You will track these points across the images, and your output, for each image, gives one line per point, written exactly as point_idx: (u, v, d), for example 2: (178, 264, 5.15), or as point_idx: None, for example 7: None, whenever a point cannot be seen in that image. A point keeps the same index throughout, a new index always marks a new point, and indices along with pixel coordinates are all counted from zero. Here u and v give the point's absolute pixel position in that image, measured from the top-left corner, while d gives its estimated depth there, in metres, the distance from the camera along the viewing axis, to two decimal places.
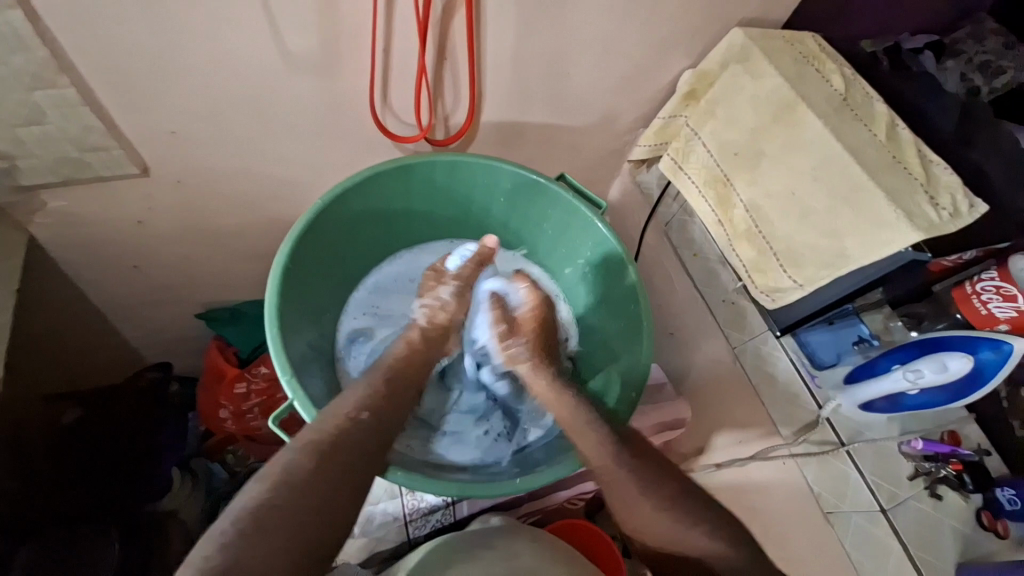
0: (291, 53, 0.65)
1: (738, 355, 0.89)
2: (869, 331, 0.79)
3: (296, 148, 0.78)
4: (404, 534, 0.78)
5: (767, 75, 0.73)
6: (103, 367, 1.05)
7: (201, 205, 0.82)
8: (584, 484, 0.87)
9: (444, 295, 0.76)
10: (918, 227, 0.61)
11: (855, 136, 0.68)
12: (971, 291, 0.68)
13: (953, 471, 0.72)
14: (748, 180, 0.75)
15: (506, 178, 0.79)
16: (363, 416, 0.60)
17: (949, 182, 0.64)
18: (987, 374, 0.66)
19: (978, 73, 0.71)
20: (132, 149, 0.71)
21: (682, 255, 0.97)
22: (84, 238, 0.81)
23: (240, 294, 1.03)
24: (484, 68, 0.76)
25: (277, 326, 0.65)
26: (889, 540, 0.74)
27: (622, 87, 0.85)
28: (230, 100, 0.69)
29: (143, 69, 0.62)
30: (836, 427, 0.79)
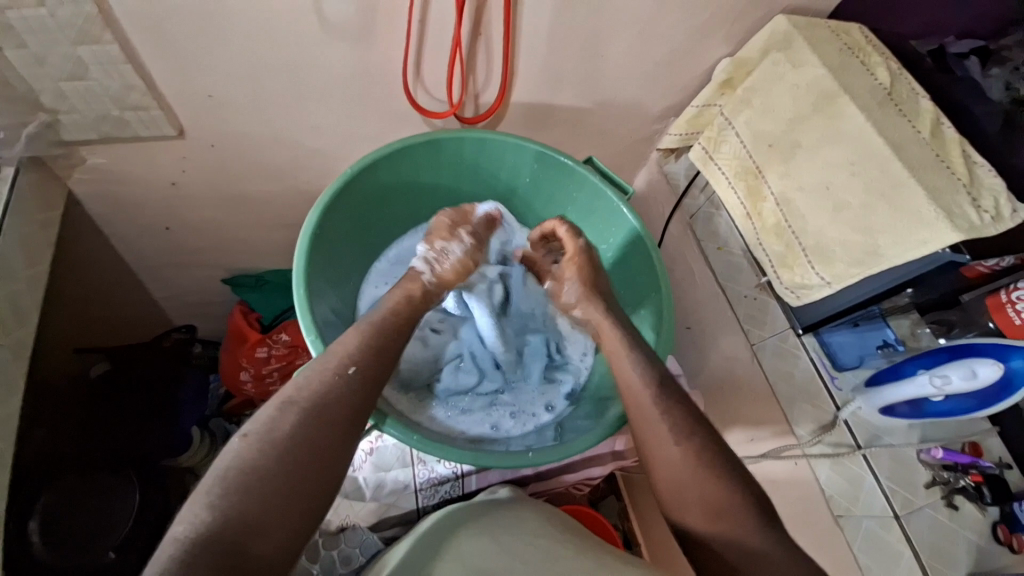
0: (327, 21, 0.66)
1: (757, 352, 0.87)
2: (895, 336, 0.77)
3: (328, 119, 0.79)
4: (413, 503, 0.80)
5: (809, 65, 0.71)
6: (131, 325, 1.08)
7: (232, 170, 0.83)
8: (592, 469, 0.86)
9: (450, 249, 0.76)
10: (957, 227, 0.58)
11: (897, 131, 0.65)
12: (1006, 300, 0.65)
13: (971, 482, 0.70)
14: (781, 172, 0.74)
15: (534, 158, 0.78)
16: (350, 372, 0.57)
17: (993, 185, 0.62)
18: (1018, 383, 0.64)
19: None
20: (169, 110, 0.72)
21: (704, 247, 0.95)
22: (119, 196, 0.83)
23: (264, 263, 1.05)
24: (518, 46, 0.75)
25: (303, 289, 0.66)
26: (900, 547, 0.72)
27: (656, 72, 0.84)
28: (265, 66, 0.69)
29: (184, 29, 0.63)
30: (853, 430, 0.77)
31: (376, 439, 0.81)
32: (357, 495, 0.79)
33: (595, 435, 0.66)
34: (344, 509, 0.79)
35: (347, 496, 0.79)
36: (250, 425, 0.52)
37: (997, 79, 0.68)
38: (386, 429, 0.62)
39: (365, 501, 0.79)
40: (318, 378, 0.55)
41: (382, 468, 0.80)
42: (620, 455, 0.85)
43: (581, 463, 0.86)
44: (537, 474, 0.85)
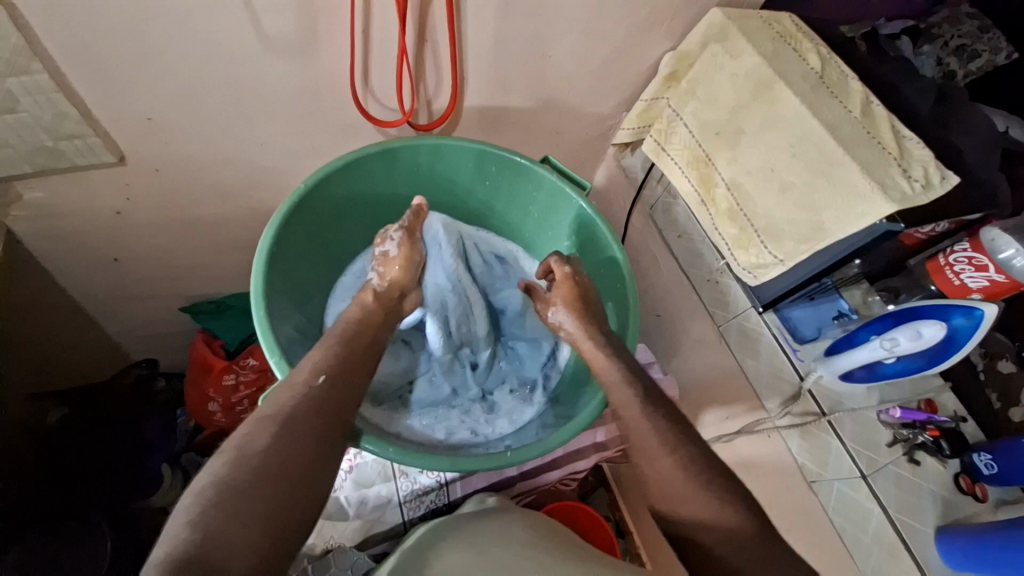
0: (267, 35, 0.65)
1: (724, 333, 0.90)
2: (848, 306, 0.82)
3: (278, 135, 0.78)
4: (398, 517, 0.79)
5: (745, 54, 0.74)
6: (89, 365, 1.03)
7: (181, 194, 0.81)
8: (576, 463, 0.87)
9: (391, 246, 0.75)
10: (891, 198, 0.62)
11: (830, 112, 0.69)
12: (944, 263, 0.72)
13: (930, 437, 0.75)
14: (729, 159, 0.77)
15: (491, 161, 0.79)
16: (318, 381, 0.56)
17: (922, 156, 0.66)
18: (959, 340, 0.68)
19: (953, 57, 0.77)
20: (107, 136, 0.70)
21: (666, 236, 0.98)
22: (61, 231, 0.80)
23: (225, 287, 1.02)
24: (464, 51, 0.76)
25: (264, 309, 0.64)
26: (869, 505, 0.75)
27: (604, 69, 0.86)
28: (207, 85, 0.68)
29: (118, 52, 0.61)
30: (817, 398, 0.81)
31: (355, 456, 0.79)
32: (339, 515, 0.77)
33: (569, 430, 0.67)
34: (327, 530, 0.78)
35: (329, 517, 0.78)
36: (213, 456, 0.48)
37: (926, 57, 0.77)
38: (363, 445, 0.61)
39: (348, 520, 0.78)
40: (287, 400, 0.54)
41: (364, 485, 0.78)
42: (601, 445, 0.87)
43: (565, 458, 0.87)
44: (522, 474, 0.85)
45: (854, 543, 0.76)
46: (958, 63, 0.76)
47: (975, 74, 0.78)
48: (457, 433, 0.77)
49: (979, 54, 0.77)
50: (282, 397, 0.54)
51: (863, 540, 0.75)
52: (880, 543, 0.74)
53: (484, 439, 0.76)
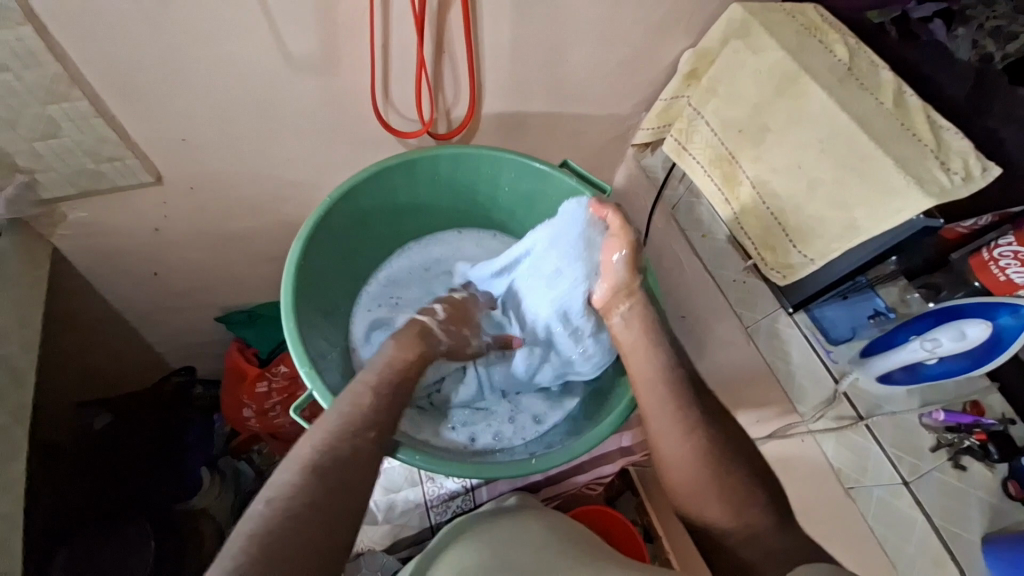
0: (290, 54, 0.66)
1: (752, 336, 0.87)
2: (885, 305, 0.78)
3: (303, 150, 0.80)
4: (425, 520, 0.80)
5: (769, 49, 0.72)
6: (129, 372, 1.07)
7: (214, 209, 0.84)
8: (602, 467, 0.86)
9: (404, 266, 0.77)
10: (929, 193, 0.60)
11: (861, 105, 0.66)
12: (988, 258, 0.66)
13: (976, 442, 0.71)
14: (754, 156, 0.75)
15: (510, 167, 0.79)
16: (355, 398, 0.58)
17: (960, 147, 0.62)
18: (1006, 340, 0.65)
19: (991, 38, 0.65)
20: (144, 158, 0.73)
21: (690, 235, 0.96)
22: (104, 248, 0.84)
23: (256, 297, 1.05)
24: (481, 60, 0.76)
25: (293, 320, 0.66)
26: (912, 513, 0.72)
27: (622, 70, 0.85)
28: (235, 105, 0.70)
29: (153, 77, 0.64)
30: (853, 402, 0.78)
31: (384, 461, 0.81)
32: (370, 518, 0.79)
33: (593, 437, 0.66)
34: (358, 534, 0.79)
35: (360, 521, 0.79)
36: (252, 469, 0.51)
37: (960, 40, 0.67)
38: (394, 454, 0.62)
39: (377, 524, 0.79)
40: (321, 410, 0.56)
41: (392, 490, 0.80)
42: (628, 450, 0.86)
43: (592, 462, 0.86)
44: (547, 478, 0.85)
45: (897, 553, 0.73)
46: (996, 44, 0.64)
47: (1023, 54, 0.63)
48: (483, 437, 0.78)
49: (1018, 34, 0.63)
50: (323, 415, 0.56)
51: (907, 550, 0.72)
52: (924, 553, 0.71)
53: (507, 446, 0.77)
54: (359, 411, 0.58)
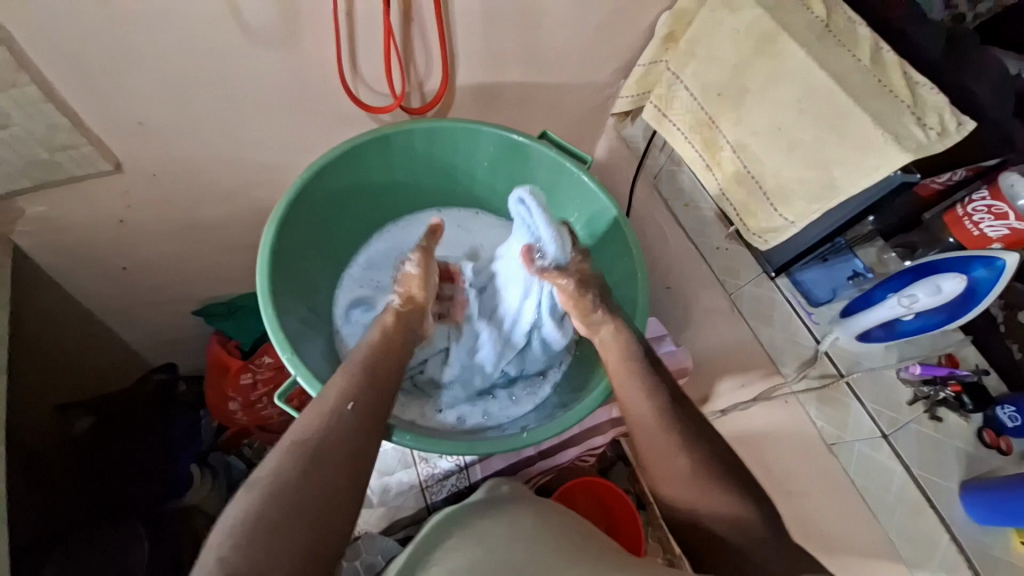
0: (249, 27, 0.63)
1: (736, 301, 0.90)
2: (864, 265, 0.80)
3: (271, 130, 0.77)
4: (421, 501, 0.80)
5: (746, 7, 0.70)
6: (107, 373, 1.04)
7: (181, 197, 0.81)
8: (593, 439, 0.88)
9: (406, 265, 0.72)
10: (906, 149, 0.60)
11: (839, 63, 0.66)
12: (962, 214, 0.69)
13: (952, 393, 0.74)
14: (733, 120, 0.74)
15: (487, 140, 0.77)
16: (349, 409, 0.55)
17: (936, 102, 0.62)
18: (981, 292, 0.66)
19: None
20: (101, 145, 0.69)
21: (672, 206, 0.97)
22: (67, 243, 0.80)
23: (234, 287, 1.02)
24: (453, 29, 0.73)
25: (271, 305, 0.64)
26: (891, 464, 0.75)
27: (598, 36, 0.83)
28: (194, 84, 0.67)
29: (103, 57, 0.60)
30: (834, 360, 0.81)
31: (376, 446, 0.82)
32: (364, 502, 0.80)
33: (582, 410, 0.66)
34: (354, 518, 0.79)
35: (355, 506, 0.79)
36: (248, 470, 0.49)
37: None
38: (394, 438, 0.62)
39: (372, 508, 0.80)
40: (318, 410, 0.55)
41: (386, 473, 0.80)
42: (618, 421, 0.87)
43: (582, 434, 0.87)
44: (541, 454, 0.86)
45: (877, 502, 0.76)
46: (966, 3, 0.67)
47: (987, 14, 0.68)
48: (474, 418, 0.78)
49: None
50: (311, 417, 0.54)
51: (887, 499, 0.75)
52: (903, 500, 0.74)
53: (499, 423, 0.78)
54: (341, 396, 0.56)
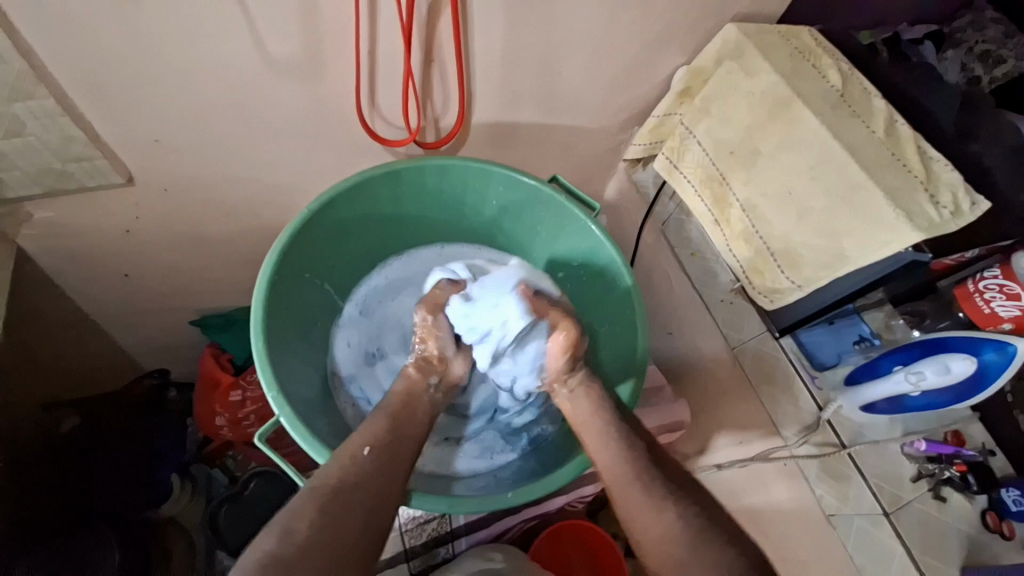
0: (271, 56, 0.64)
1: (737, 355, 0.89)
2: (870, 330, 0.77)
3: (285, 154, 0.77)
4: (401, 545, 0.78)
5: (763, 71, 0.71)
6: (97, 377, 1.03)
7: (191, 212, 0.81)
8: (584, 487, 0.85)
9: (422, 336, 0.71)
10: (918, 227, 0.59)
11: (853, 133, 0.66)
12: (973, 290, 0.67)
13: (957, 473, 0.73)
14: (744, 179, 0.74)
15: (498, 180, 0.77)
16: (364, 452, 0.56)
17: (950, 180, 0.62)
18: (990, 376, 0.65)
19: (977, 62, 0.76)
20: (115, 158, 0.70)
21: (680, 254, 0.97)
22: (73, 249, 0.80)
23: (234, 301, 1.02)
24: (472, 69, 0.75)
25: (263, 334, 0.64)
26: (892, 543, 0.72)
27: (615, 85, 0.84)
28: (212, 106, 0.67)
29: (125, 77, 0.61)
30: (836, 429, 0.78)
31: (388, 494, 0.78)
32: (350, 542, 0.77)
33: (572, 468, 0.64)
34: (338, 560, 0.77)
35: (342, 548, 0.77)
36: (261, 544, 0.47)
37: (951, 62, 0.75)
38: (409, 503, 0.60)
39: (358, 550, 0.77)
40: (337, 465, 0.54)
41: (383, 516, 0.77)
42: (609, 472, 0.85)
43: (573, 482, 0.86)
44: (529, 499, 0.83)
45: None
46: (982, 69, 0.76)
47: (1001, 80, 0.77)
48: (476, 461, 0.75)
49: (1003, 60, 0.76)
50: (331, 470, 0.53)
51: None
52: None
53: (472, 474, 0.74)
54: (360, 441, 0.57)
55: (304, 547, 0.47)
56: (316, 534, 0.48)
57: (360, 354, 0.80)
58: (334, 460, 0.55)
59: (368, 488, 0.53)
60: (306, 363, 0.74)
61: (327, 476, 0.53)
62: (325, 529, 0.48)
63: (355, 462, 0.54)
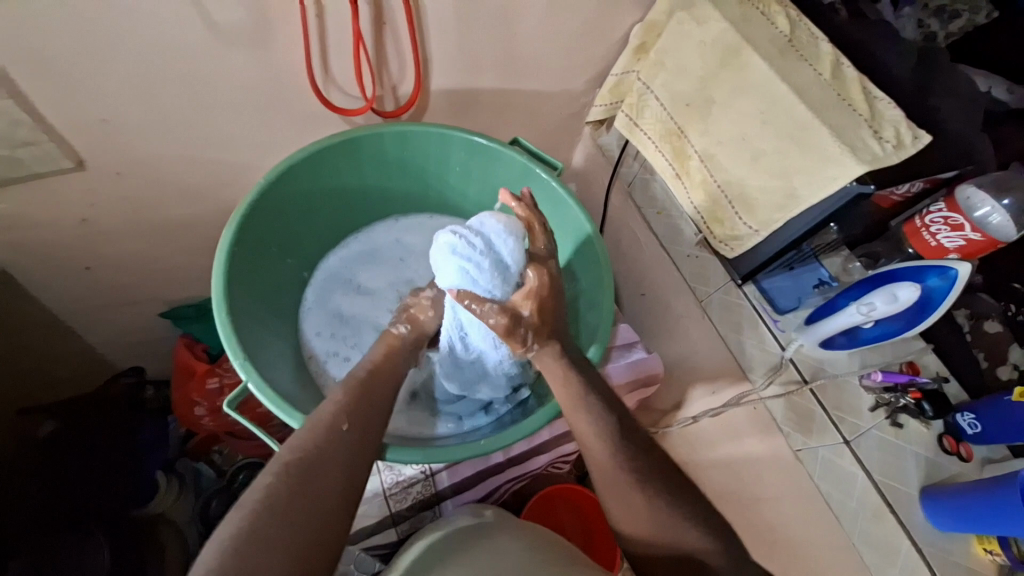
0: (215, 25, 0.62)
1: (707, 309, 0.90)
2: (829, 274, 0.82)
3: (240, 130, 0.76)
4: (385, 509, 0.79)
5: (712, 20, 0.72)
6: (70, 378, 1.01)
7: (149, 196, 0.79)
8: (564, 446, 0.89)
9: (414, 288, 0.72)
10: (861, 160, 0.61)
11: (800, 76, 0.67)
12: (920, 224, 0.71)
13: (912, 400, 0.75)
14: (701, 130, 0.75)
15: (458, 145, 0.78)
16: (344, 430, 0.55)
17: (893, 116, 0.65)
18: (935, 300, 0.68)
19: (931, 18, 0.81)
20: (63, 141, 0.68)
21: (646, 213, 0.97)
22: (30, 242, 0.78)
23: (205, 289, 1.01)
24: (425, 33, 0.74)
25: (228, 309, 0.64)
26: (853, 469, 0.76)
27: (572, 46, 0.84)
28: (161, 82, 0.66)
29: (61, 52, 0.59)
30: (798, 366, 0.81)
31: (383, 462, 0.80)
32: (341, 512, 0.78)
33: (541, 415, 0.65)
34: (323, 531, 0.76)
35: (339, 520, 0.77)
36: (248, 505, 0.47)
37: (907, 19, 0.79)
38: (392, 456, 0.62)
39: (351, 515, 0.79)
40: (315, 435, 0.54)
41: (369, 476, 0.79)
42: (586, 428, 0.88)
43: (555, 441, 0.88)
44: (510, 460, 0.86)
45: (840, 507, 0.76)
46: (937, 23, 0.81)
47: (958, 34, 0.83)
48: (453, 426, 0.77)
49: (959, 14, 0.82)
50: (305, 441, 0.53)
51: (850, 505, 0.76)
52: (865, 507, 0.74)
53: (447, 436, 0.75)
54: (338, 414, 0.57)
55: (282, 519, 0.46)
56: (298, 495, 0.48)
57: (335, 338, 0.80)
58: (307, 429, 0.55)
59: (340, 465, 0.53)
60: (280, 344, 0.74)
61: (304, 446, 0.53)
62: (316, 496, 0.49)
63: (337, 433, 0.55)
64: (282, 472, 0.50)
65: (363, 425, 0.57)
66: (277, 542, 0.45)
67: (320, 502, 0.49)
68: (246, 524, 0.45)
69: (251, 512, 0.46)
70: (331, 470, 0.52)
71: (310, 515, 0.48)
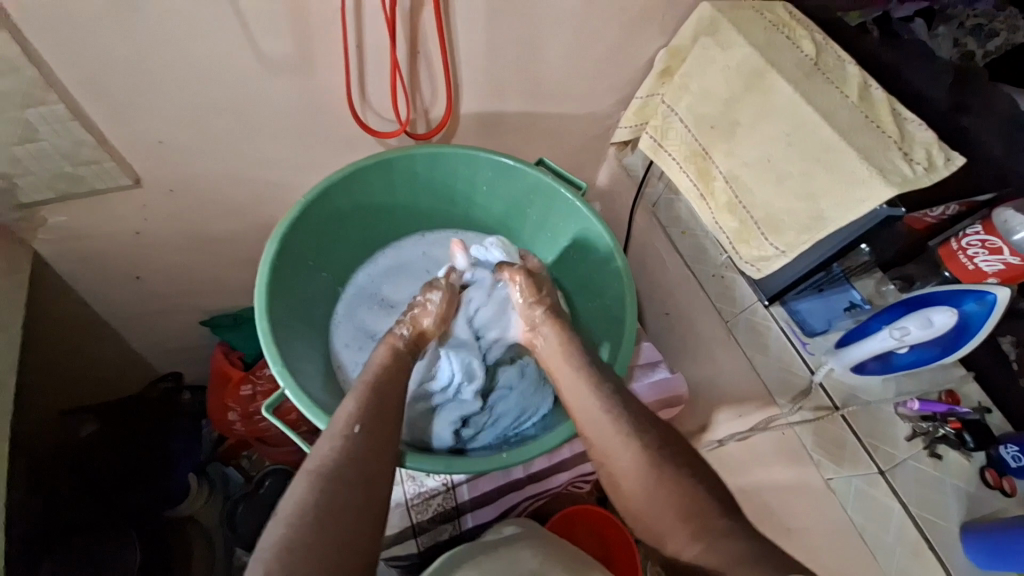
0: (263, 55, 0.67)
1: (731, 330, 0.90)
2: (861, 296, 0.80)
3: (282, 150, 0.81)
4: (407, 519, 0.80)
5: (736, 46, 0.73)
6: (114, 381, 1.06)
7: (195, 211, 0.84)
8: (584, 464, 0.88)
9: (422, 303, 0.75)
10: (890, 182, 0.61)
11: (826, 99, 0.68)
12: (956, 247, 0.69)
13: (952, 430, 0.71)
14: (726, 151, 0.75)
15: (485, 166, 0.80)
16: (356, 430, 0.57)
17: (923, 139, 0.64)
18: (972, 326, 0.66)
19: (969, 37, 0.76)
20: (122, 160, 0.73)
21: (670, 233, 0.97)
22: (88, 253, 0.84)
23: (242, 300, 1.06)
24: (457, 60, 0.77)
25: (267, 318, 0.67)
26: (889, 502, 0.73)
27: (598, 70, 0.86)
28: (211, 106, 0.71)
29: (125, 80, 0.65)
30: (829, 392, 0.79)
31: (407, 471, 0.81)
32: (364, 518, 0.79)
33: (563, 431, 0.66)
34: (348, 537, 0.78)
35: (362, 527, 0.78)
36: (286, 518, 0.49)
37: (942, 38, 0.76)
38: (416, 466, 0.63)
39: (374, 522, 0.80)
40: (332, 441, 0.56)
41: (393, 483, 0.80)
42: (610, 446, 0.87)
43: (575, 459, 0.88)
44: (529, 477, 0.85)
45: (875, 541, 0.74)
46: (975, 43, 0.75)
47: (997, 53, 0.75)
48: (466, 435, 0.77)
49: (997, 33, 0.75)
50: (324, 451, 0.55)
51: (885, 539, 0.73)
52: (902, 542, 0.72)
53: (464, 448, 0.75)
54: (350, 418, 0.58)
55: (312, 524, 0.49)
56: (322, 498, 0.51)
57: (363, 350, 0.82)
58: (328, 436, 0.57)
59: (361, 465, 0.54)
60: (313, 353, 0.77)
61: (323, 456, 0.55)
62: (337, 499, 0.51)
63: (349, 435, 0.57)
64: (309, 478, 0.52)
65: (374, 421, 0.59)
66: (315, 554, 0.47)
67: (350, 509, 0.51)
68: (287, 534, 0.48)
69: (288, 524, 0.49)
70: (353, 472, 0.54)
71: (335, 516, 0.50)
